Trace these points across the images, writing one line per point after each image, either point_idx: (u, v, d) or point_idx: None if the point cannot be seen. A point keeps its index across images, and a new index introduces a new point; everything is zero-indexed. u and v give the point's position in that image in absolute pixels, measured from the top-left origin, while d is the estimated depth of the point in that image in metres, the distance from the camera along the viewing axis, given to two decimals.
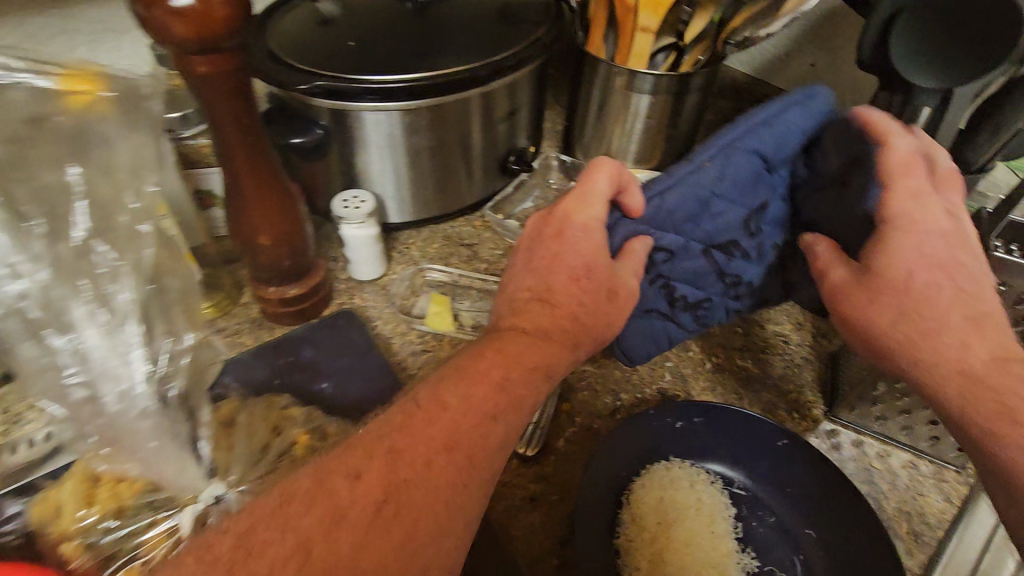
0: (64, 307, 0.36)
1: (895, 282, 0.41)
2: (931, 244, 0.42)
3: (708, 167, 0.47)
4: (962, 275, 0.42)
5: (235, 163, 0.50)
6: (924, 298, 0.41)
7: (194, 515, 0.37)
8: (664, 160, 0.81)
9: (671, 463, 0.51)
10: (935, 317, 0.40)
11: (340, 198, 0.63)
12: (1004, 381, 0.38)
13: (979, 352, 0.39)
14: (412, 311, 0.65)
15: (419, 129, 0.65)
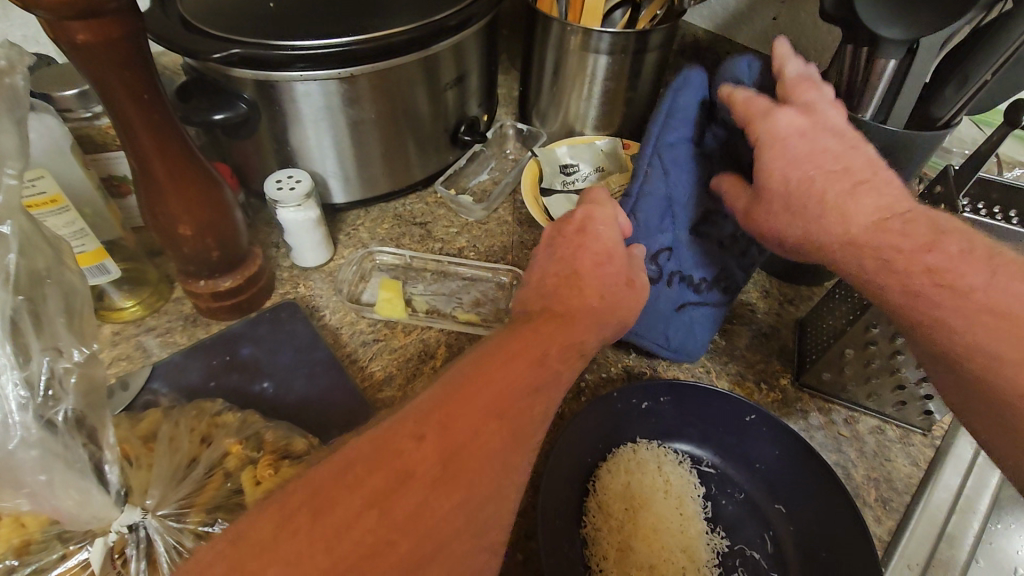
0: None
1: (780, 192, 0.40)
2: (793, 137, 0.40)
3: (656, 176, 0.49)
4: (832, 151, 0.39)
5: (139, 144, 0.44)
6: (805, 193, 0.38)
7: (106, 547, 0.33)
8: (624, 126, 0.78)
9: (639, 444, 0.49)
10: (818, 206, 0.38)
11: (274, 179, 0.58)
12: (893, 251, 0.36)
13: (866, 227, 0.37)
14: (361, 298, 0.61)
15: (358, 100, 0.60)
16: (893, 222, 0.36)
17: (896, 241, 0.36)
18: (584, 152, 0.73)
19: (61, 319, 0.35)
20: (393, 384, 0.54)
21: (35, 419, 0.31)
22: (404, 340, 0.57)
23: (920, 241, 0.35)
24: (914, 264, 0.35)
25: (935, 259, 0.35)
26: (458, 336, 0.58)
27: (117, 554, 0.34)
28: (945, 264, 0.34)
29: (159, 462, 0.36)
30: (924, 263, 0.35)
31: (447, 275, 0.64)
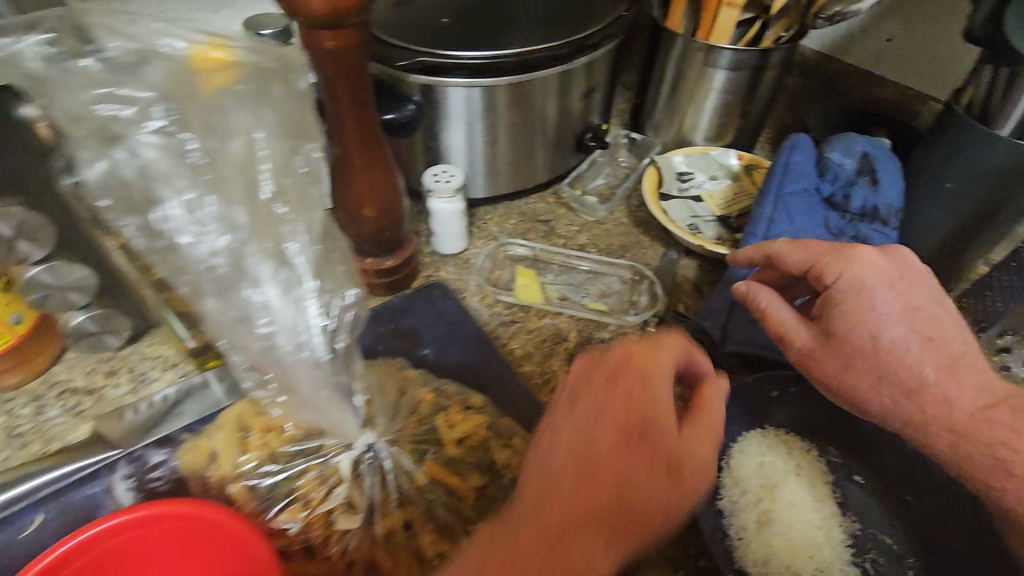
0: (248, 270, 0.31)
1: (879, 362, 0.41)
2: (888, 293, 0.42)
3: (780, 213, 0.60)
4: (927, 319, 0.42)
5: (346, 140, 0.52)
6: (904, 359, 0.41)
7: (351, 462, 0.38)
8: (738, 138, 0.81)
9: (767, 430, 0.52)
10: (931, 375, 0.41)
11: (430, 173, 0.65)
12: (993, 428, 0.39)
13: (968, 400, 0.40)
14: (496, 284, 0.67)
15: (503, 106, 0.66)
16: (991, 407, 0.40)
17: (993, 422, 0.40)
18: (700, 162, 0.77)
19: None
20: (531, 361, 0.59)
21: (327, 347, 0.34)
22: (538, 323, 0.63)
23: (1015, 431, 0.39)
24: (1012, 446, 0.39)
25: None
26: (587, 323, 0.63)
27: (352, 471, 0.38)
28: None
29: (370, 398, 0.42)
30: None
31: (574, 268, 0.69)
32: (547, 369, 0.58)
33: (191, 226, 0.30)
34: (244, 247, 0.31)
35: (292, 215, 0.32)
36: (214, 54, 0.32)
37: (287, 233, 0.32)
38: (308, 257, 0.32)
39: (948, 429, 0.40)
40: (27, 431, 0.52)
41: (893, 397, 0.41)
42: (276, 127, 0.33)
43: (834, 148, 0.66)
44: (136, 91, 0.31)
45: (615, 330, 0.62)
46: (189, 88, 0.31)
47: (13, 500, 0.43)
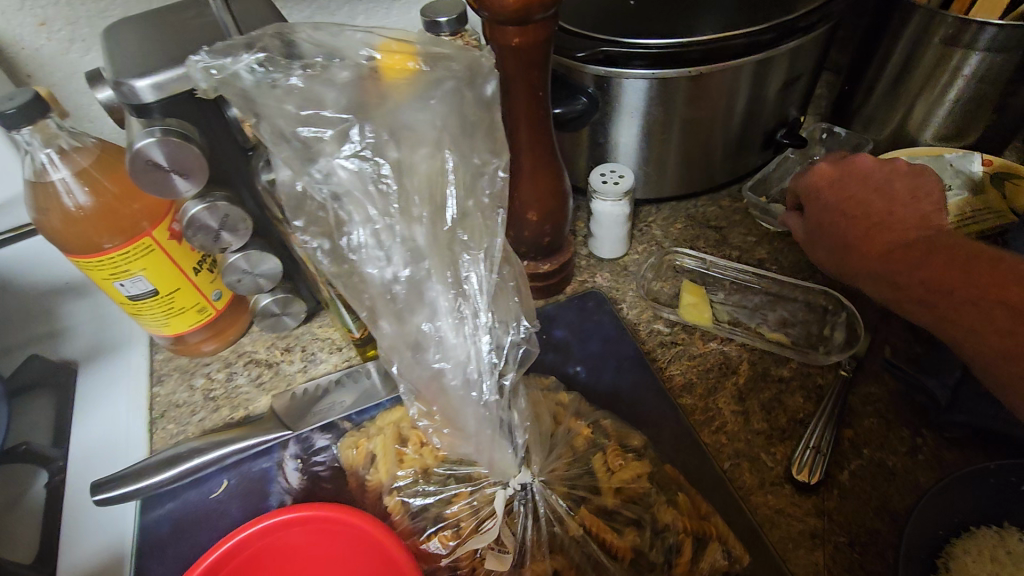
0: (427, 303, 0.30)
1: (824, 234, 0.51)
2: (822, 188, 0.51)
3: None
4: (856, 200, 0.49)
5: (516, 138, 0.48)
6: (832, 228, 0.50)
7: (504, 498, 0.37)
8: (984, 138, 0.64)
9: (1008, 531, 0.41)
10: (854, 241, 0.49)
11: (597, 172, 0.60)
12: (894, 267, 0.46)
13: (879, 248, 0.47)
14: (657, 297, 0.61)
15: (685, 100, 0.59)
16: (897, 249, 0.46)
17: (899, 262, 0.45)
18: (928, 165, 0.62)
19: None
20: (693, 392, 0.52)
21: (496, 387, 0.31)
22: (703, 348, 0.55)
23: (911, 262, 0.45)
24: (909, 275, 0.44)
25: (926, 272, 0.44)
26: (763, 355, 0.54)
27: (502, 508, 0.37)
28: (931, 275, 0.43)
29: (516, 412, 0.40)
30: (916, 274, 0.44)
31: (749, 286, 0.60)
32: (711, 405, 0.51)
33: (377, 254, 0.30)
34: (426, 279, 0.30)
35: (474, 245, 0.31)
36: (389, 58, 0.31)
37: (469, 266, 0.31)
38: (486, 288, 0.31)
39: (871, 276, 0.47)
40: (219, 394, 0.57)
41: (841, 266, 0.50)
42: (464, 150, 0.31)
43: None
44: (336, 113, 0.29)
45: (797, 368, 0.53)
46: (388, 118, 0.30)
47: (208, 465, 0.48)
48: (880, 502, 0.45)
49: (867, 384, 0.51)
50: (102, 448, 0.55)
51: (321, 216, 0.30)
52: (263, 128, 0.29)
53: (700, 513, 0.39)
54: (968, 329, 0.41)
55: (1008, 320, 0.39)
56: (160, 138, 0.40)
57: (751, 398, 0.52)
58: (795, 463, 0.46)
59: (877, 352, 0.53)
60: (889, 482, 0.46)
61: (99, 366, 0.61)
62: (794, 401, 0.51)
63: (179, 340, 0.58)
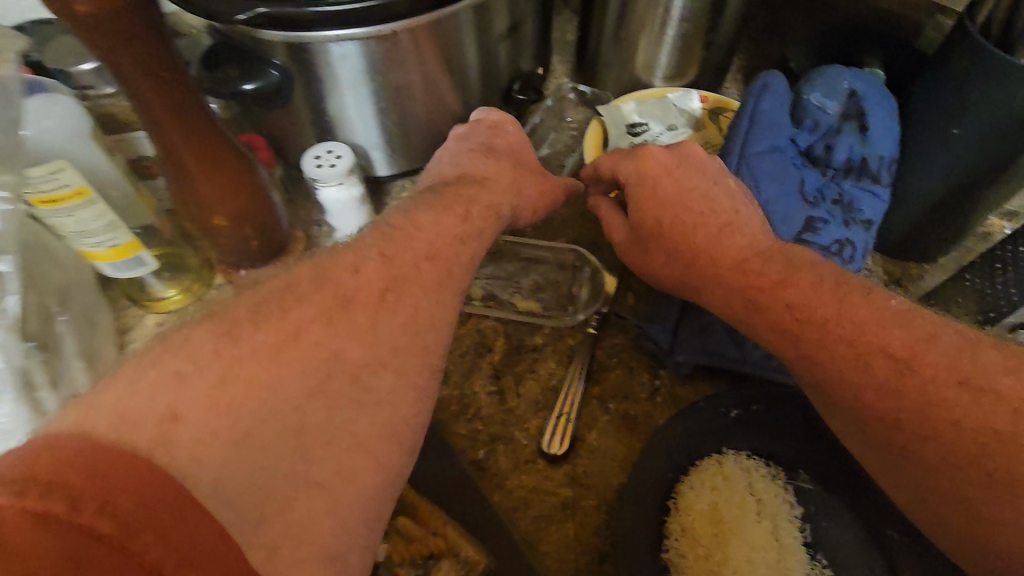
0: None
1: (667, 235, 0.40)
2: (659, 175, 0.41)
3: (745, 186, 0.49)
4: (699, 195, 0.40)
5: (165, 129, 0.39)
6: (675, 229, 0.40)
7: None
8: (704, 73, 0.67)
9: (725, 456, 0.43)
10: (699, 246, 0.39)
11: (312, 154, 0.52)
12: (752, 280, 0.37)
13: (728, 257, 0.38)
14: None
15: (399, 62, 0.52)
16: (750, 259, 0.38)
17: (758, 279, 0.37)
18: (655, 107, 0.63)
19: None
20: (448, 382, 0.49)
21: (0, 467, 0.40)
22: (459, 331, 0.52)
23: (771, 278, 0.37)
24: (772, 297, 0.36)
25: (791, 293, 0.35)
26: (518, 327, 0.53)
27: None
28: (799, 298, 0.35)
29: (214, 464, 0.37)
30: (778, 295, 0.36)
31: (507, 256, 0.56)
32: (467, 391, 0.49)
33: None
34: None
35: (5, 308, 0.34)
36: None
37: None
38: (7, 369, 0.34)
39: (720, 290, 0.38)
40: None
41: (678, 276, 0.41)
42: None
43: (813, 87, 0.52)
44: None
45: (551, 335, 0.52)
46: None
47: None
48: (625, 454, 0.45)
49: (612, 335, 0.51)
50: None
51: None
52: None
53: (428, 529, 0.37)
54: (849, 380, 0.33)
55: (891, 375, 0.32)
56: None
57: (507, 373, 0.50)
58: (545, 435, 0.45)
59: (621, 303, 0.53)
60: (632, 431, 0.47)
61: None
62: (548, 368, 0.50)
63: None
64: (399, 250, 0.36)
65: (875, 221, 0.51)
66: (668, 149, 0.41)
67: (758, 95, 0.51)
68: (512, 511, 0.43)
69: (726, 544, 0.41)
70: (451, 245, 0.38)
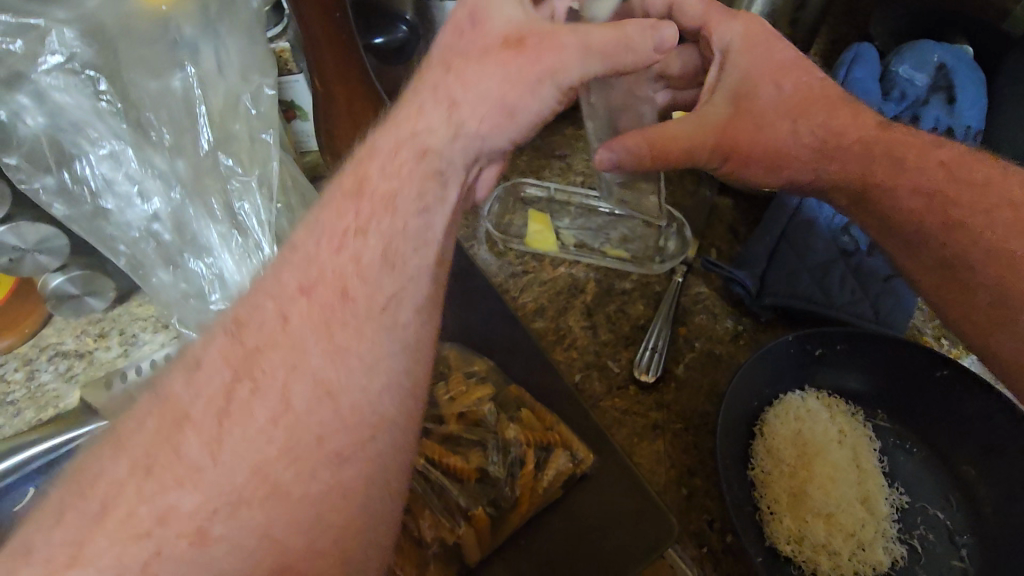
0: (195, 223, 0.41)
1: (770, 128, 0.45)
2: (766, 75, 0.46)
3: None
4: (801, 87, 0.46)
5: (322, 66, 0.45)
6: (793, 123, 0.45)
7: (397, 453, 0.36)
8: (784, 52, 0.70)
9: (808, 392, 0.46)
10: (842, 119, 0.44)
11: None
12: (896, 140, 0.43)
13: (865, 125, 0.44)
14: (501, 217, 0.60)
15: None
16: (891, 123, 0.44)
17: (896, 135, 0.43)
18: None
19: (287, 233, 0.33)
20: (545, 315, 0.54)
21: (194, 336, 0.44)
22: (553, 273, 0.57)
23: (919, 145, 0.43)
24: (921, 155, 0.42)
25: (940, 157, 0.42)
26: (607, 272, 0.57)
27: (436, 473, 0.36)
28: (948, 157, 0.42)
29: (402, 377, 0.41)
30: (927, 157, 0.42)
31: (594, 210, 0.61)
32: (562, 324, 0.53)
33: (139, 186, 0.40)
34: (201, 210, 0.41)
35: (252, 176, 0.42)
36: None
37: (244, 199, 0.42)
38: (263, 223, 0.42)
39: (864, 161, 0.43)
40: (17, 398, 0.49)
41: (806, 150, 0.45)
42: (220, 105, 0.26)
43: (902, 60, 0.56)
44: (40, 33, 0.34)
45: (638, 281, 0.56)
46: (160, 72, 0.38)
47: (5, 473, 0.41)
48: (710, 386, 0.49)
49: (697, 284, 0.55)
50: None
51: (59, 147, 0.37)
52: (58, 66, 0.35)
53: (544, 425, 0.40)
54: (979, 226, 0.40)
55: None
56: None
57: (599, 312, 0.54)
58: (637, 364, 0.49)
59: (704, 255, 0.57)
60: (717, 367, 0.50)
61: None
62: (636, 310, 0.54)
63: None
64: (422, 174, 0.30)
65: None
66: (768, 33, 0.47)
67: (852, 63, 0.55)
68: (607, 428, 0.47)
69: (810, 466, 0.44)
70: (342, 234, 0.27)
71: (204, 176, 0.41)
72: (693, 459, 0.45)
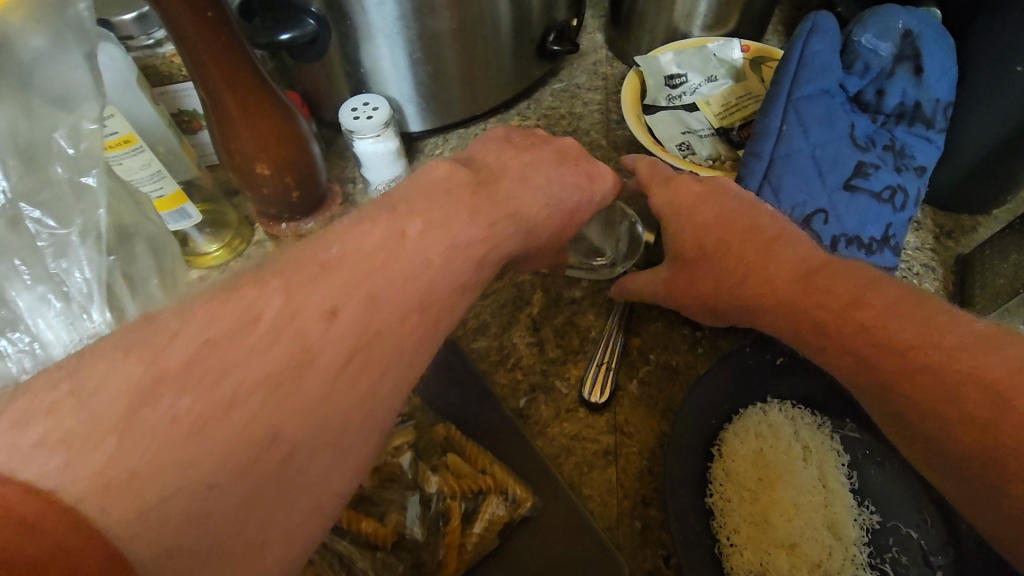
0: (2, 284, 0.37)
1: (697, 268, 0.41)
2: (687, 207, 0.41)
3: (785, 134, 0.48)
4: (723, 219, 0.40)
5: (206, 74, 0.39)
6: (717, 265, 0.40)
7: None
8: (745, 22, 0.65)
9: (770, 405, 0.42)
10: (759, 259, 0.38)
11: (349, 105, 0.52)
12: (821, 297, 0.35)
13: (790, 266, 0.37)
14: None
15: (438, 10, 0.51)
16: (815, 273, 0.36)
17: (823, 295, 0.35)
18: (694, 58, 0.62)
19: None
20: (487, 333, 0.49)
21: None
22: (496, 285, 0.52)
23: (842, 294, 0.34)
24: (843, 316, 0.33)
25: (876, 299, 0.33)
26: (555, 279, 0.52)
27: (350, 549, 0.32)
28: (873, 319, 0.32)
29: None
30: (848, 313, 0.33)
31: None
32: (506, 342, 0.49)
33: None
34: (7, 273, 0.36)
35: (73, 229, 0.38)
36: None
37: (62, 257, 0.38)
38: (90, 282, 0.39)
39: (783, 305, 0.36)
40: None
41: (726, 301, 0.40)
42: None
43: (865, 28, 0.51)
44: None
45: (589, 288, 0.52)
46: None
47: None
48: (666, 403, 0.45)
49: None
50: None
51: None
52: None
53: (475, 469, 0.36)
54: (931, 408, 0.29)
55: (986, 401, 0.28)
56: None
57: (545, 326, 0.50)
58: (587, 384, 0.45)
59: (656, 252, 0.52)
60: (673, 380, 0.46)
61: None
62: (587, 321, 0.50)
63: None
64: (273, 306, 0.23)
65: (926, 167, 0.49)
66: (703, 181, 0.42)
67: (806, 37, 0.50)
68: (555, 457, 0.43)
69: (773, 489, 0.41)
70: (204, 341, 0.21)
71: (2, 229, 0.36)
72: (648, 487, 0.41)
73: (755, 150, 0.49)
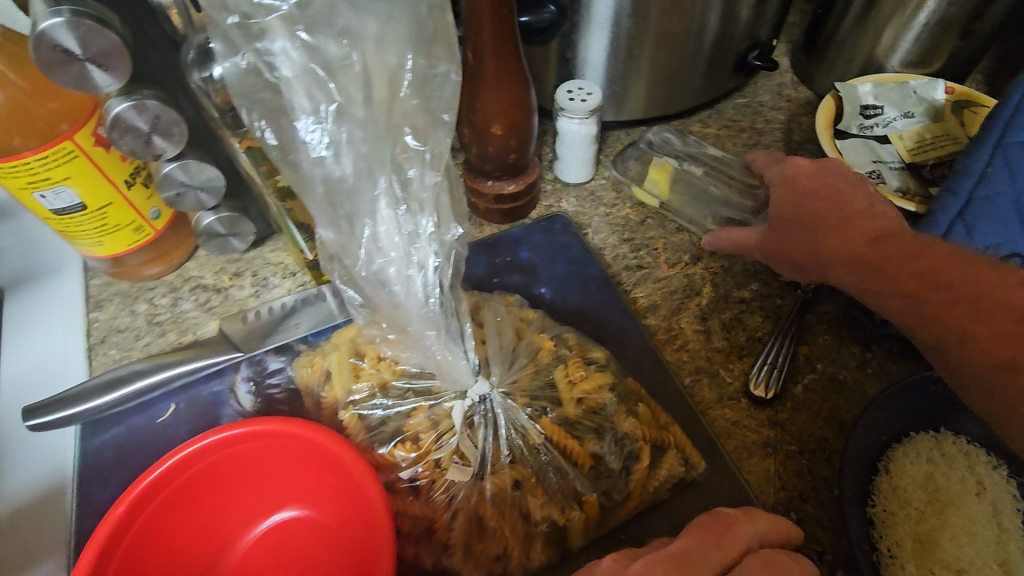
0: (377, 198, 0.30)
1: (791, 227, 0.44)
2: (794, 181, 0.46)
3: (992, 175, 0.47)
4: (825, 188, 0.44)
5: (480, 41, 0.45)
6: (815, 218, 0.43)
7: (463, 411, 0.37)
8: (951, 64, 0.64)
9: (944, 435, 0.43)
10: (843, 224, 0.41)
11: (564, 87, 0.57)
12: (887, 253, 0.38)
13: (871, 232, 0.40)
14: (629, 198, 0.61)
15: (661, 12, 0.55)
16: (884, 236, 0.39)
17: (890, 252, 0.38)
18: (892, 92, 0.62)
19: (447, 190, 0.33)
20: (657, 313, 0.52)
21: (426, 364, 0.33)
22: (668, 272, 0.55)
23: (908, 250, 0.37)
24: (901, 266, 0.37)
25: (938, 259, 0.36)
26: (725, 277, 0.55)
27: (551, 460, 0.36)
28: (929, 266, 0.36)
29: (512, 372, 0.39)
30: (907, 266, 0.37)
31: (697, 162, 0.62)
32: (675, 324, 0.52)
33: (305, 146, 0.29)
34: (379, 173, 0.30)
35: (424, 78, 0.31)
36: None
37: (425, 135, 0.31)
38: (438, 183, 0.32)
39: (858, 265, 0.40)
40: (165, 319, 0.54)
41: (819, 253, 0.42)
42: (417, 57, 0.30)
43: None
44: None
45: (758, 290, 0.53)
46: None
47: (153, 388, 0.46)
48: (831, 412, 0.46)
49: (824, 303, 0.52)
50: (38, 376, 0.51)
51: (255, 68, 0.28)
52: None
53: (659, 424, 0.39)
54: (971, 336, 0.33)
55: (1012, 323, 0.31)
56: (71, 20, 0.35)
57: (713, 318, 0.52)
58: (753, 377, 0.47)
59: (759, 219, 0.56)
60: (839, 393, 0.47)
61: (29, 292, 0.56)
62: (754, 321, 0.52)
63: (122, 263, 0.53)
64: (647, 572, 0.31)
65: None
66: (812, 160, 0.47)
67: None
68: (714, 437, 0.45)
69: (941, 514, 0.41)
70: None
71: (378, 153, 0.30)
72: (812, 484, 0.43)
73: (954, 187, 0.48)
